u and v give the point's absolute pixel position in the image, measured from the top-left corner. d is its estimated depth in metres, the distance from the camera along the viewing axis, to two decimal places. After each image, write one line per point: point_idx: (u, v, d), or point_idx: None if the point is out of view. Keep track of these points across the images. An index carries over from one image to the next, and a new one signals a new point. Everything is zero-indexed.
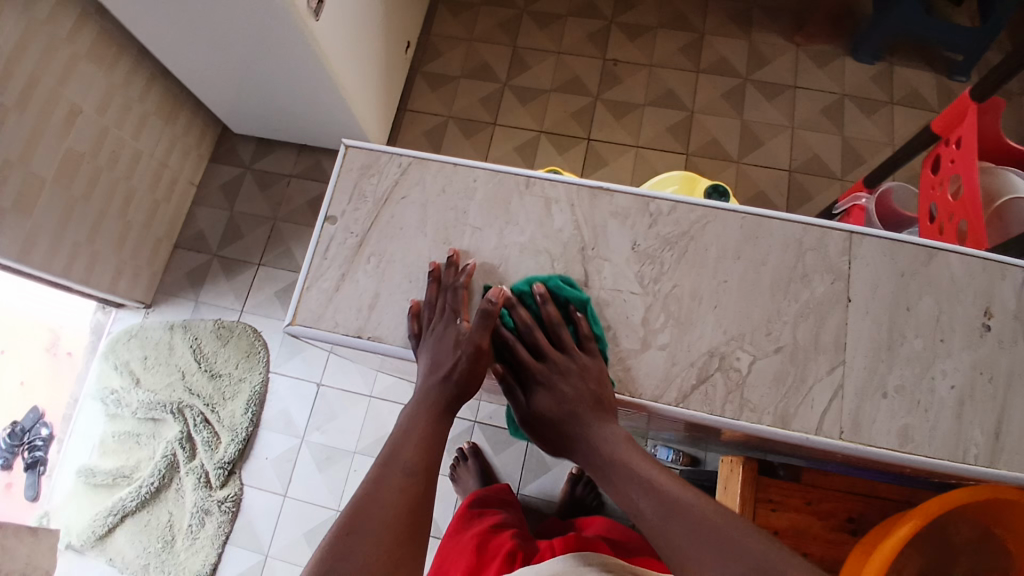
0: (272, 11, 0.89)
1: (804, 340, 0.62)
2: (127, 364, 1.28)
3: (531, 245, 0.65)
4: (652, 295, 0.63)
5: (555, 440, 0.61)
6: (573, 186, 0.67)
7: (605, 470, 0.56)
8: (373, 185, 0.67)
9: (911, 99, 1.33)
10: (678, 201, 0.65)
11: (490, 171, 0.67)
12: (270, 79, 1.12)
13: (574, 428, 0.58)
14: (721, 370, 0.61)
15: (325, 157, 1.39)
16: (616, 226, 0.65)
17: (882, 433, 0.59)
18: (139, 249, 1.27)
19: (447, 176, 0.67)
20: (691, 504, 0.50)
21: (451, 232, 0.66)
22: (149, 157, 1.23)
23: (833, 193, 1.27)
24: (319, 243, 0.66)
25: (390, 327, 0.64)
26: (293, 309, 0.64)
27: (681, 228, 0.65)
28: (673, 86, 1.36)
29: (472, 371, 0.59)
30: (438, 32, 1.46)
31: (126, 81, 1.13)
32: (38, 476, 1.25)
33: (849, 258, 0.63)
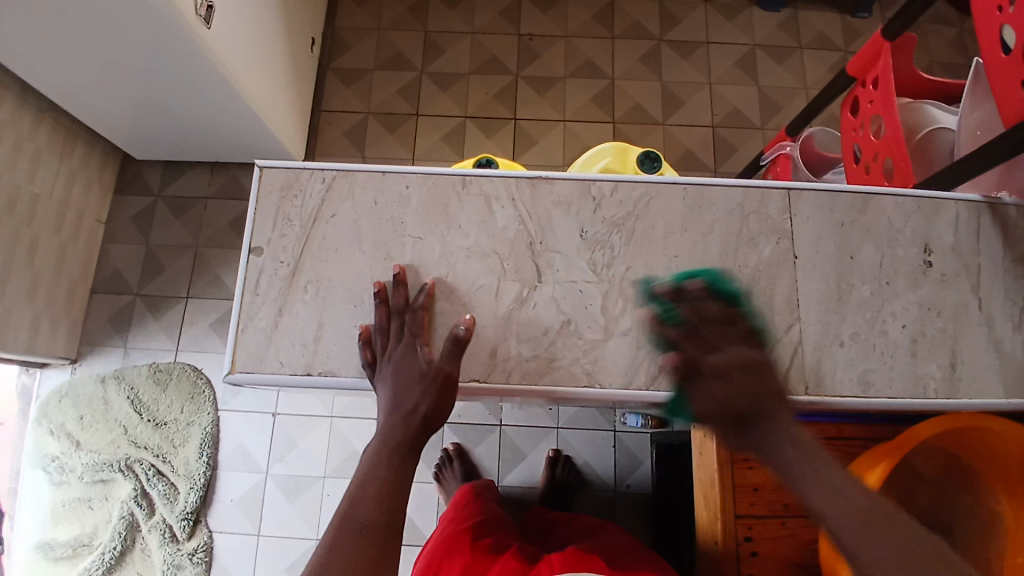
0: (156, 24, 0.81)
1: (759, 303, 0.62)
2: (63, 427, 1.18)
3: (477, 248, 0.63)
4: (607, 282, 0.62)
5: (734, 438, 0.51)
6: (512, 180, 0.64)
7: (791, 466, 0.47)
8: (298, 207, 0.63)
9: (817, 43, 1.37)
10: (618, 182, 0.64)
11: (422, 176, 0.64)
12: (171, 98, 1.03)
13: (752, 424, 0.49)
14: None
15: (242, 172, 1.30)
16: (561, 215, 0.64)
17: (843, 381, 0.61)
18: (54, 299, 1.16)
19: (378, 186, 0.64)
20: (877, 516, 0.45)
21: (391, 246, 0.63)
22: (48, 199, 1.13)
23: (756, 143, 1.30)
24: (247, 278, 0.61)
25: (341, 357, 0.60)
26: (230, 355, 0.60)
27: (626, 209, 0.64)
28: (591, 55, 1.35)
29: (438, 402, 0.57)
30: (344, 24, 1.38)
31: (11, 120, 1.02)
32: None
33: (789, 216, 0.64)
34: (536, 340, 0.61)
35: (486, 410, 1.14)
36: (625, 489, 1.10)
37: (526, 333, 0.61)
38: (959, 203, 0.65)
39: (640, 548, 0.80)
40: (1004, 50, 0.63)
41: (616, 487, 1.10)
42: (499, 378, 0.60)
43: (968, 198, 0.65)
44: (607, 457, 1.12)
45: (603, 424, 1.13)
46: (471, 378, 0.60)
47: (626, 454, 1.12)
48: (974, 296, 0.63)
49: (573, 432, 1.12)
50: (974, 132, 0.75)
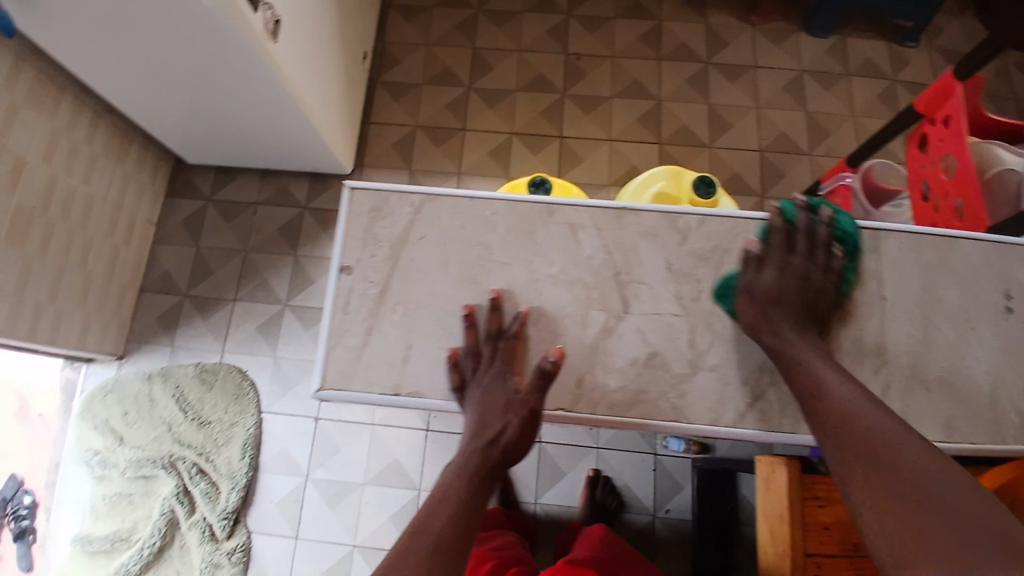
0: (227, 38, 0.83)
1: (849, 344, 0.64)
2: (107, 422, 1.21)
3: (563, 276, 0.66)
4: (695, 316, 0.65)
5: (755, 319, 0.61)
6: (597, 211, 0.67)
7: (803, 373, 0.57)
8: (387, 230, 0.66)
9: (865, 70, 1.37)
10: (705, 216, 0.67)
11: (510, 203, 0.67)
12: (226, 106, 1.06)
13: (787, 321, 0.60)
14: (773, 384, 0.63)
15: (292, 180, 1.32)
16: (647, 247, 0.67)
17: (925, 425, 0.63)
18: (104, 298, 1.19)
19: (464, 212, 0.67)
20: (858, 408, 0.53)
21: (478, 270, 0.66)
22: (103, 200, 1.16)
23: (803, 169, 1.30)
24: (338, 296, 0.64)
25: (427, 380, 0.63)
26: (319, 374, 0.63)
27: (712, 243, 0.67)
28: (637, 76, 1.36)
29: (521, 434, 0.59)
30: (393, 38, 1.41)
31: (68, 123, 1.06)
32: (29, 547, 1.20)
33: (877, 256, 0.66)
34: (622, 372, 0.64)
35: None
36: (664, 514, 1.12)
37: (614, 363, 0.64)
38: None
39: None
40: None
41: (654, 512, 1.12)
42: (587, 409, 0.63)
43: None
44: (648, 480, 1.13)
45: (644, 447, 1.15)
46: (557, 406, 0.63)
47: (667, 478, 1.13)
48: None
49: (613, 452, 1.14)
50: None
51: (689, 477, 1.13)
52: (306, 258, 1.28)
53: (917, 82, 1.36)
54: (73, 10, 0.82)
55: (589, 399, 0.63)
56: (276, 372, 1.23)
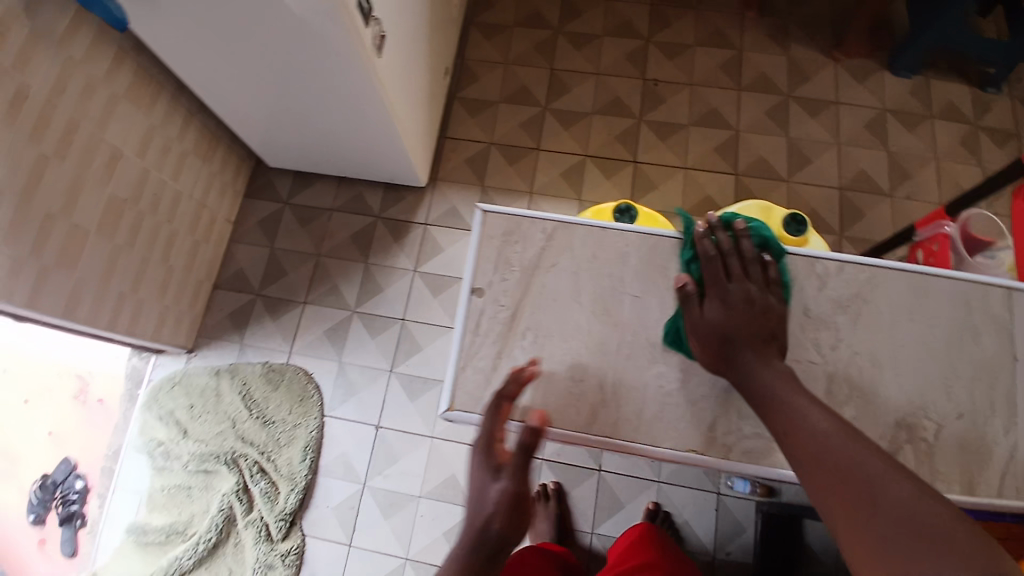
0: (338, 49, 0.86)
1: (980, 401, 0.66)
2: (172, 414, 1.24)
3: None
4: (833, 363, 0.67)
5: (714, 354, 0.63)
6: None
7: (762, 401, 0.58)
8: (519, 254, 0.72)
9: (948, 114, 1.34)
10: (844, 264, 0.70)
11: (642, 236, 0.73)
12: (318, 112, 1.08)
13: (744, 348, 0.61)
14: (910, 441, 0.64)
15: (367, 189, 1.35)
16: (784, 290, 0.69)
17: None
18: (180, 292, 1.22)
19: (598, 241, 0.73)
20: (824, 430, 0.53)
21: (609, 301, 0.71)
22: (188, 196, 1.19)
23: (883, 211, 1.28)
24: (469, 318, 0.70)
25: (557, 407, 0.68)
26: (449, 396, 0.69)
27: (852, 291, 0.69)
28: (717, 105, 1.36)
29: (512, 515, 0.56)
30: (473, 56, 1.43)
31: (163, 120, 1.09)
32: (74, 532, 1.24)
33: (1012, 313, 0.68)
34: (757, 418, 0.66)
35: (586, 454, 1.17)
36: (723, 556, 1.10)
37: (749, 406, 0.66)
38: None
39: None
40: None
41: (714, 554, 1.10)
42: (719, 452, 0.66)
43: None
44: (709, 520, 1.11)
45: (708, 485, 1.13)
46: (687, 448, 0.66)
47: (729, 520, 1.11)
48: None
49: (674, 487, 1.13)
50: None
51: (753, 520, 1.10)
52: (377, 267, 1.30)
53: (1000, 128, 1.32)
54: (189, 14, 0.85)
55: (730, 443, 0.66)
56: (341, 376, 1.24)
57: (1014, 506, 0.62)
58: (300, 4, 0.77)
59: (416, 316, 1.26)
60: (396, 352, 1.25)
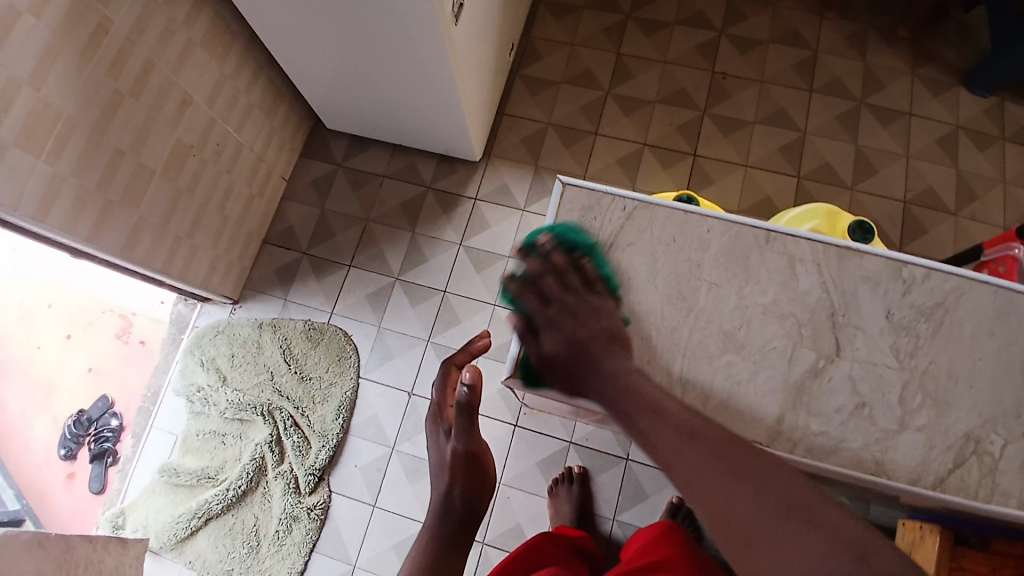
0: (417, 12, 0.86)
1: None
2: (213, 360, 1.27)
3: (773, 305, 0.67)
4: (909, 372, 0.65)
5: (568, 385, 0.60)
6: (817, 244, 0.68)
7: (619, 405, 0.55)
8: (597, 230, 0.70)
9: (1023, 138, 1.27)
10: (931, 270, 0.67)
11: (726, 225, 0.70)
12: (383, 77, 1.08)
13: (587, 368, 0.58)
14: (977, 455, 0.62)
15: (421, 158, 1.35)
16: (867, 292, 0.67)
17: None
18: (233, 242, 1.25)
19: (677, 225, 0.70)
20: (681, 416, 0.51)
21: (685, 287, 0.68)
22: (248, 149, 1.21)
23: (947, 229, 1.23)
24: None
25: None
26: (511, 366, 0.70)
27: (935, 299, 0.66)
28: (785, 105, 1.32)
29: (473, 469, 0.67)
30: (539, 34, 1.41)
31: (233, 71, 1.11)
32: (104, 468, 1.28)
33: None
34: (826, 418, 0.64)
35: (616, 441, 1.17)
36: None
37: (817, 406, 0.64)
38: None
39: None
40: None
41: None
42: (783, 447, 0.63)
43: None
44: None
45: None
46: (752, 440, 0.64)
47: None
48: None
49: None
50: None
51: None
52: (423, 237, 1.30)
53: None
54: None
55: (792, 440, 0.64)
56: (379, 341, 1.26)
57: None
58: None
59: (458, 290, 1.27)
60: (435, 322, 1.25)
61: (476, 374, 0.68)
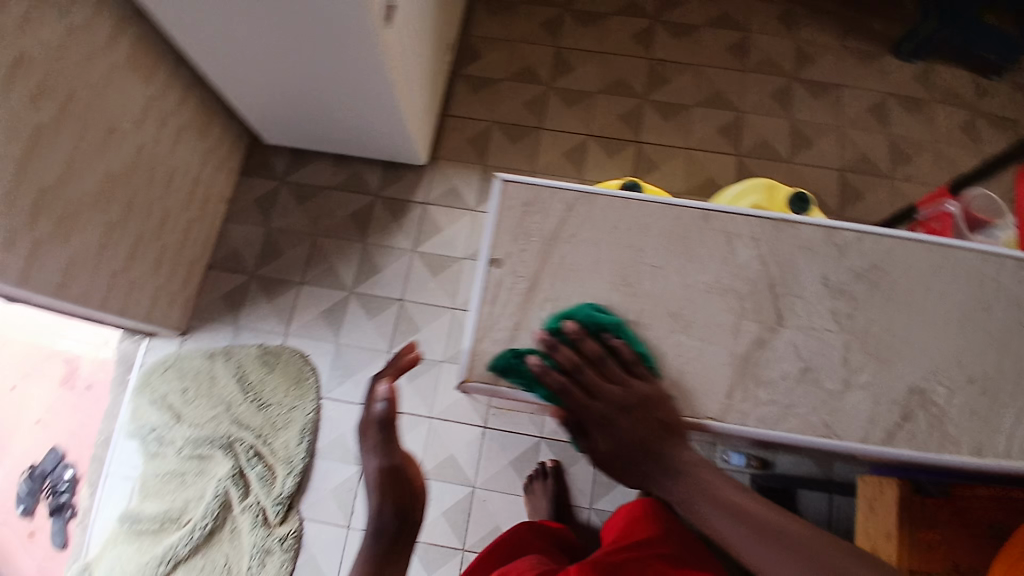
0: (346, 18, 0.84)
1: (991, 370, 0.66)
2: (165, 399, 1.22)
3: (716, 283, 0.68)
4: (849, 333, 0.67)
5: (632, 477, 0.62)
6: (754, 220, 0.69)
7: (685, 495, 0.60)
8: (539, 225, 0.69)
9: (949, 100, 1.34)
10: (862, 234, 0.69)
11: (666, 207, 0.70)
12: (321, 88, 1.06)
13: (651, 466, 0.60)
14: (922, 407, 0.65)
15: (366, 167, 1.33)
16: (805, 261, 0.68)
17: None
18: (175, 270, 1.20)
19: (618, 213, 0.70)
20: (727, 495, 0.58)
21: (629, 273, 0.68)
22: (183, 172, 1.16)
23: (882, 194, 1.28)
24: (487, 289, 0.68)
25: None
26: (466, 367, 0.66)
27: (869, 262, 0.68)
28: (721, 87, 1.35)
29: (400, 485, 0.67)
30: (476, 33, 1.40)
31: (161, 92, 1.06)
32: (63, 523, 1.22)
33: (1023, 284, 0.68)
34: (773, 387, 0.65)
35: None
36: None
37: (763, 376, 0.65)
38: None
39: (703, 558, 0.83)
40: None
41: None
42: (735, 420, 0.64)
43: None
44: None
45: None
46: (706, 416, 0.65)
47: None
48: None
49: None
50: None
51: None
52: (375, 247, 1.28)
53: (1003, 114, 1.33)
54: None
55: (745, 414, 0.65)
56: (338, 357, 1.23)
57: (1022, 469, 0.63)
58: None
59: (416, 297, 1.25)
60: (395, 333, 1.24)
61: (391, 390, 0.68)
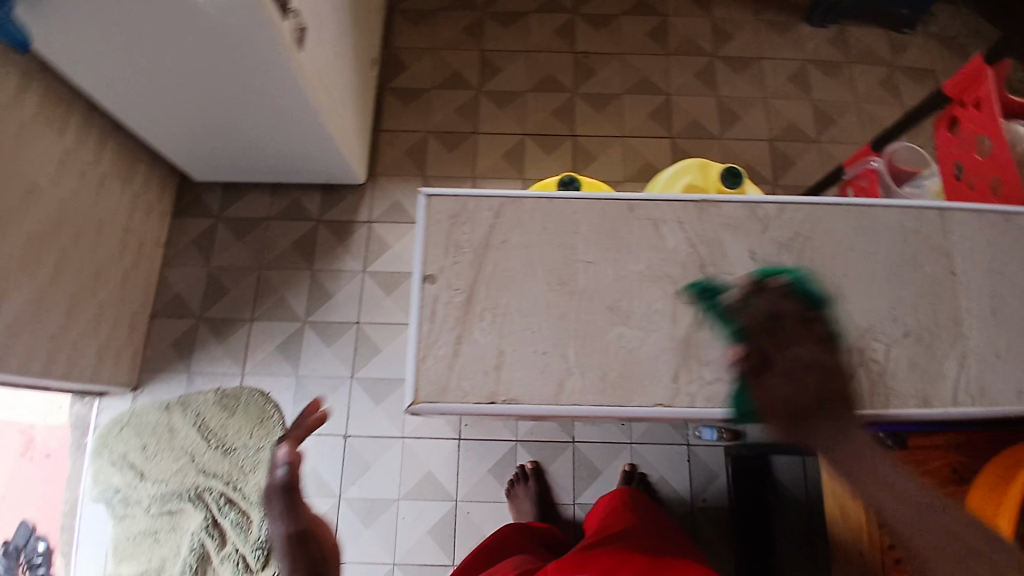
0: (256, 48, 0.82)
1: (926, 320, 0.68)
2: (125, 458, 1.17)
3: (649, 270, 0.69)
4: None
5: (790, 436, 0.56)
6: (677, 204, 0.71)
7: (853, 478, 0.54)
8: (468, 235, 0.69)
9: (866, 58, 1.39)
10: (782, 205, 0.71)
11: (590, 202, 0.71)
12: (245, 118, 1.02)
13: (819, 428, 0.55)
14: (863, 365, 0.66)
15: (303, 193, 1.30)
16: (730, 239, 0.70)
17: (1005, 393, 0.66)
18: (117, 324, 1.15)
19: (545, 212, 0.70)
20: (911, 497, 0.52)
21: (564, 272, 0.69)
22: (112, 222, 1.11)
23: (812, 158, 1.32)
24: (424, 307, 0.67)
25: (523, 384, 0.65)
26: (412, 388, 0.65)
27: (792, 231, 0.70)
28: (646, 72, 1.37)
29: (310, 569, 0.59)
30: (400, 44, 1.39)
31: (76, 142, 1.02)
32: None
33: (946, 233, 0.70)
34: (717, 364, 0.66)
35: (559, 429, 1.19)
36: (702, 504, 1.15)
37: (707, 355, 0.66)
38: None
39: (683, 544, 0.84)
40: None
41: (693, 503, 1.14)
42: (684, 402, 0.65)
43: None
44: (683, 471, 1.16)
45: (677, 438, 1.18)
46: (655, 402, 0.65)
47: (702, 468, 1.16)
48: None
49: (646, 446, 1.17)
50: None
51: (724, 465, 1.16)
52: (324, 272, 1.26)
53: (915, 67, 1.39)
54: (91, 27, 0.79)
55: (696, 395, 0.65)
56: (300, 390, 1.20)
57: (967, 411, 0.65)
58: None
59: (371, 318, 1.23)
60: (355, 358, 1.22)
61: (290, 452, 0.67)
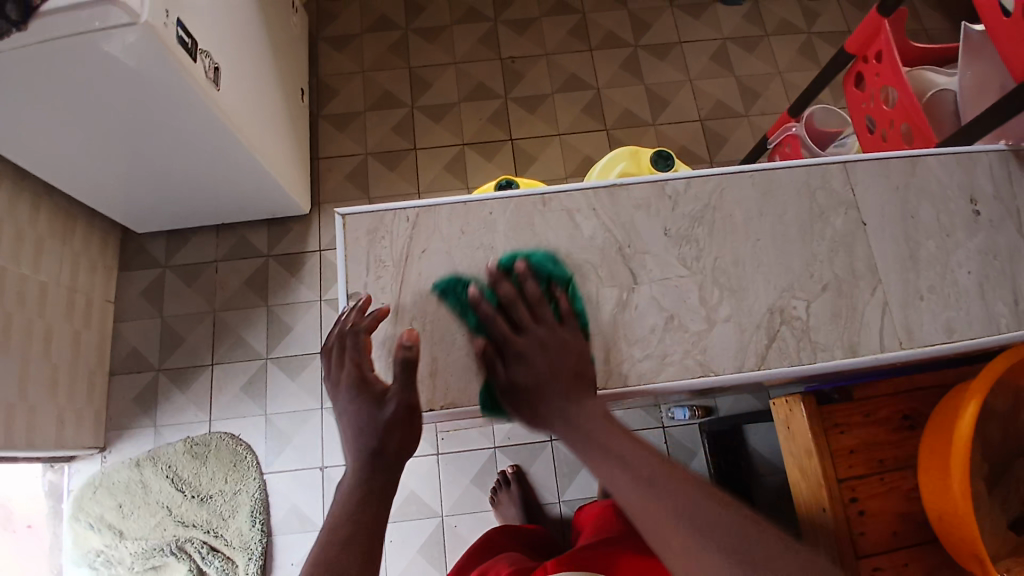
0: (173, 96, 0.81)
1: (842, 272, 0.70)
2: (103, 519, 1.14)
3: (569, 260, 0.70)
4: (701, 273, 0.70)
5: (527, 413, 0.63)
6: (589, 192, 0.72)
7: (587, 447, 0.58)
8: (389, 249, 0.70)
9: (783, 30, 1.44)
10: (689, 179, 0.73)
11: (504, 201, 0.72)
12: (182, 164, 1.02)
13: (556, 405, 0.61)
14: (785, 324, 0.68)
15: (248, 230, 1.29)
16: (643, 218, 0.72)
17: (930, 332, 0.68)
18: (74, 387, 1.12)
19: (462, 216, 0.71)
20: (636, 457, 0.55)
21: (486, 272, 0.70)
22: (56, 285, 1.09)
23: (743, 132, 1.36)
24: None
25: (459, 388, 0.66)
26: None
27: (701, 203, 0.72)
28: (574, 69, 1.40)
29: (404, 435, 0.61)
30: (328, 71, 1.39)
31: (9, 209, 1.00)
32: None
33: (851, 187, 0.73)
34: (644, 342, 0.68)
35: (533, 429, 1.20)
36: None
37: (634, 335, 0.68)
38: (989, 154, 0.75)
39: None
40: (1005, 13, 0.72)
41: None
42: (619, 383, 0.66)
43: (995, 148, 0.75)
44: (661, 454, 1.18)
45: (652, 422, 1.19)
46: None
47: (679, 448, 1.18)
48: (1021, 237, 0.72)
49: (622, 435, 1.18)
50: (978, 86, 0.85)
51: (700, 441, 1.18)
52: (280, 307, 1.25)
53: (830, 33, 1.44)
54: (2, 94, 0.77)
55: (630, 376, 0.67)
56: (269, 429, 1.19)
57: (894, 355, 0.67)
58: (121, 49, 0.71)
59: None
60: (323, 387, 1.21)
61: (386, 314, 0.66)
